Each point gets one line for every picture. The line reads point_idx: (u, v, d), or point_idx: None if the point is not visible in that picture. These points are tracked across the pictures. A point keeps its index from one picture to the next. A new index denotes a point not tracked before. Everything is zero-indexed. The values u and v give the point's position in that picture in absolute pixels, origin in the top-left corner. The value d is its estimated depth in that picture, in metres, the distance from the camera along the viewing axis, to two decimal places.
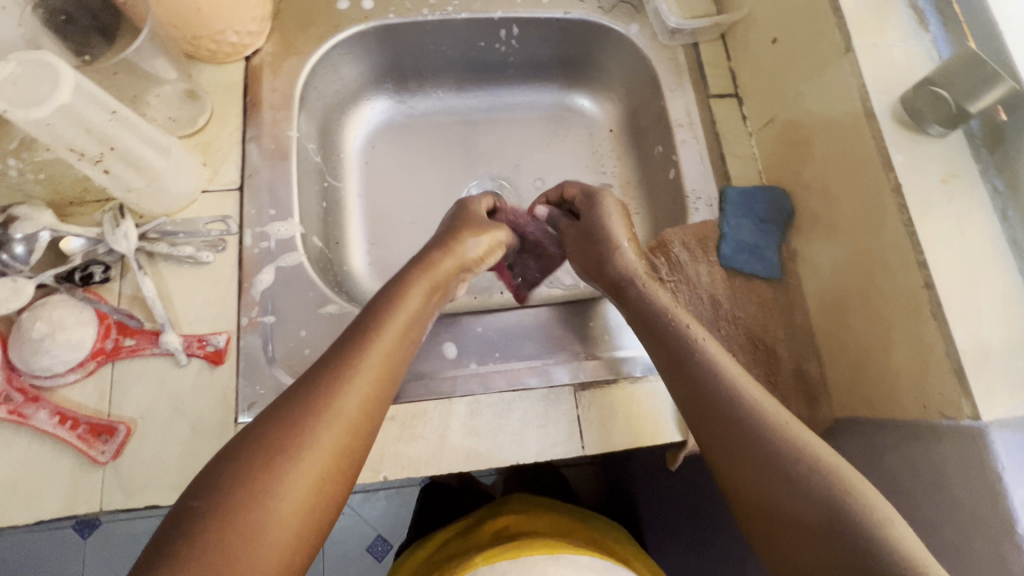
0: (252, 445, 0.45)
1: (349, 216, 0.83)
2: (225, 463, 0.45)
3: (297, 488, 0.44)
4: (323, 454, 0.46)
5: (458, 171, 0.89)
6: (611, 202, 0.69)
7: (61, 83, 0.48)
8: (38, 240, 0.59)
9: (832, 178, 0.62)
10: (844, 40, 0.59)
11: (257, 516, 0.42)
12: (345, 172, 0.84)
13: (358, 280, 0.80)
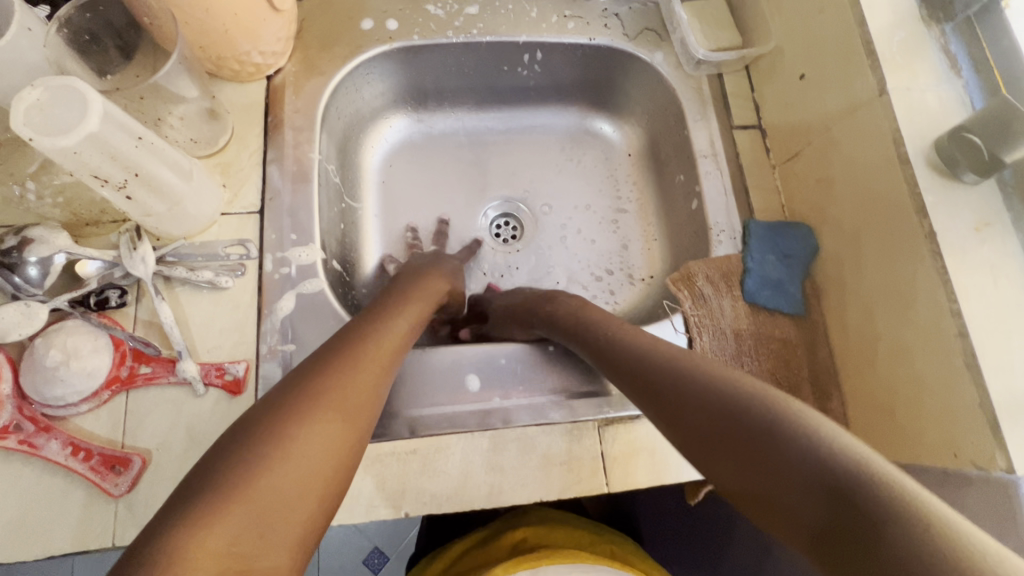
0: (289, 382, 0.44)
1: (366, 237, 0.82)
2: (259, 412, 0.41)
3: (336, 430, 0.42)
4: (354, 394, 0.45)
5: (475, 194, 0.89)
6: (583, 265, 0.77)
7: (89, 112, 0.46)
8: (53, 264, 0.58)
9: (860, 221, 0.62)
10: (876, 82, 0.59)
11: (303, 455, 0.39)
12: (363, 192, 0.83)
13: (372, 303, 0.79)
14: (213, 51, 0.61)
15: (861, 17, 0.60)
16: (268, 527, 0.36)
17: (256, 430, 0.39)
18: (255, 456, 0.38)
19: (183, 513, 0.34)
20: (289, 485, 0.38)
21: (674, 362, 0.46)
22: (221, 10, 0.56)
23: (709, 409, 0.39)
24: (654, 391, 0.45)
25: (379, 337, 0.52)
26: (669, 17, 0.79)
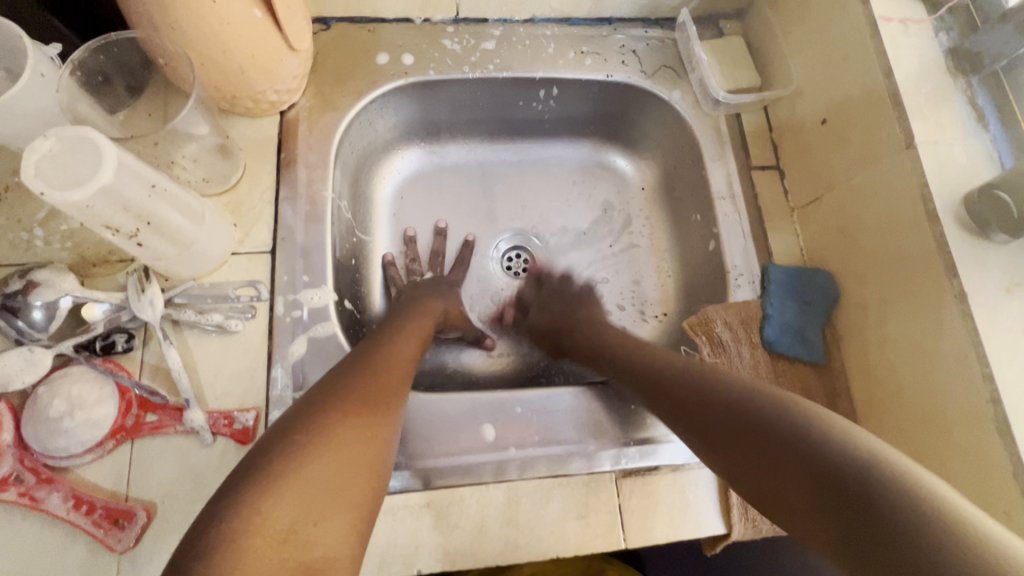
0: (319, 390, 0.48)
1: (377, 271, 0.81)
2: (297, 415, 0.45)
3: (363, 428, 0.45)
4: (376, 397, 0.49)
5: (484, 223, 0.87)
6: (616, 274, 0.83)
7: (104, 163, 0.44)
8: (59, 308, 0.56)
9: (885, 273, 0.61)
10: (904, 134, 0.58)
11: (339, 450, 0.43)
12: (374, 224, 0.82)
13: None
14: (228, 91, 0.60)
15: (888, 68, 0.59)
16: (316, 517, 0.39)
17: (295, 429, 0.43)
18: (298, 448, 0.41)
19: (241, 496, 0.38)
20: (333, 476, 0.41)
21: (706, 377, 0.54)
22: (236, 50, 0.55)
23: (744, 412, 0.47)
24: (689, 402, 0.53)
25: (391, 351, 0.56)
26: (687, 54, 0.79)
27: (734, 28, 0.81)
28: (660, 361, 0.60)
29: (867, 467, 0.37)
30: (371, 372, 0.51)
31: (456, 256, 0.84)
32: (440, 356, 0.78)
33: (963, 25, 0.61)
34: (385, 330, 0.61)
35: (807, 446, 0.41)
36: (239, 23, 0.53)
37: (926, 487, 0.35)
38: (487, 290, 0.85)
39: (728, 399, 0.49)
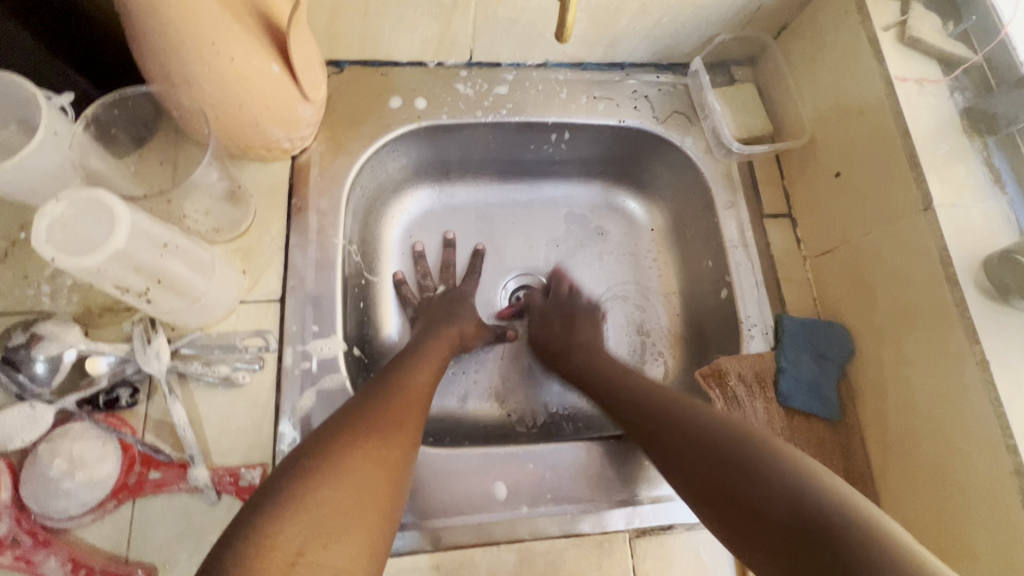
0: (335, 420, 0.51)
1: (385, 311, 0.80)
2: (313, 443, 0.49)
3: (374, 453, 0.49)
4: (386, 424, 0.52)
5: (494, 249, 0.87)
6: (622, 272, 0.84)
7: (117, 227, 0.43)
8: (64, 361, 0.54)
9: (902, 330, 0.60)
10: (922, 195, 0.58)
11: (348, 475, 0.46)
12: (382, 262, 0.81)
13: (388, 351, 0.78)
14: (242, 141, 0.59)
15: (905, 128, 0.59)
16: (326, 537, 0.42)
17: (309, 457, 0.47)
18: (309, 473, 0.45)
19: (260, 521, 0.42)
20: (343, 498, 0.45)
21: (666, 402, 0.58)
22: (252, 103, 0.54)
23: (703, 437, 0.52)
24: (649, 425, 0.57)
25: (405, 380, 0.59)
26: (700, 101, 0.79)
27: (746, 74, 0.81)
28: (615, 382, 0.66)
29: (813, 492, 0.43)
30: (382, 404, 0.54)
31: (466, 266, 0.85)
32: (448, 404, 0.77)
33: (977, 85, 0.61)
34: (396, 363, 0.62)
35: (758, 469, 0.46)
36: (257, 78, 0.52)
37: (867, 514, 0.41)
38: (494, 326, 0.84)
39: (685, 424, 0.54)
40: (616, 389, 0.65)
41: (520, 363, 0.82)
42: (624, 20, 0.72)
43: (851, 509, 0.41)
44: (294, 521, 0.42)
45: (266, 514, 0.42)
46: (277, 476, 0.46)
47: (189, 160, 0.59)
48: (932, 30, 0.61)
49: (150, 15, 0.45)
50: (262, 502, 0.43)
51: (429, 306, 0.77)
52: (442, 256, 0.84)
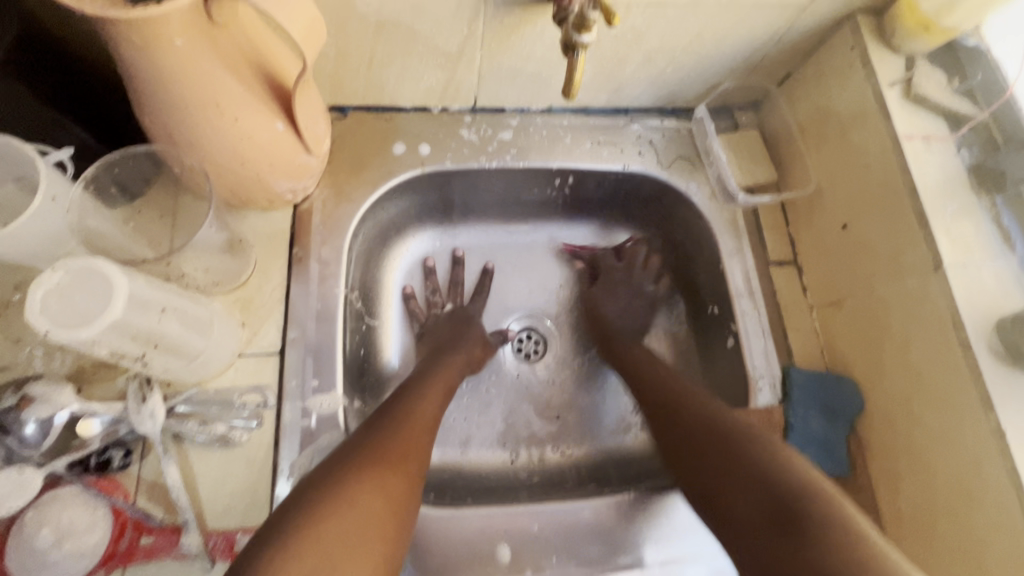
0: (344, 449, 0.54)
1: (385, 354, 0.78)
2: (324, 471, 0.51)
3: (380, 481, 0.51)
4: (393, 452, 0.54)
5: (503, 273, 0.86)
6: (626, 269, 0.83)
7: (114, 298, 0.42)
8: (54, 424, 0.52)
9: (912, 387, 0.59)
10: (931, 255, 0.57)
11: (355, 503, 0.48)
12: (382, 304, 0.80)
13: (387, 378, 0.77)
14: (244, 194, 0.59)
15: (913, 186, 0.59)
16: (335, 565, 0.45)
17: (319, 483, 0.49)
18: (317, 501, 0.47)
19: (270, 550, 0.44)
20: (350, 525, 0.47)
21: (679, 390, 0.66)
22: (256, 161, 0.54)
23: (704, 424, 0.59)
24: (661, 410, 0.65)
25: (413, 408, 0.61)
26: (704, 147, 0.78)
27: (749, 119, 0.81)
28: (641, 372, 0.72)
29: (798, 480, 0.50)
30: (390, 431, 0.56)
31: (474, 285, 0.84)
32: (450, 453, 0.75)
33: (983, 142, 0.62)
34: (401, 398, 0.62)
35: (752, 456, 0.53)
36: (262, 139, 0.52)
37: (869, 537, 0.45)
38: (492, 367, 0.82)
39: (697, 414, 0.61)
40: (643, 378, 0.70)
41: (523, 407, 0.80)
42: (629, 68, 0.71)
43: (823, 493, 0.49)
44: (304, 548, 0.44)
45: (277, 541, 0.44)
46: (288, 503, 0.48)
47: (193, 218, 0.58)
48: (936, 88, 0.62)
49: (155, 89, 0.44)
50: (275, 530, 0.45)
51: (436, 328, 0.77)
52: (451, 273, 0.84)
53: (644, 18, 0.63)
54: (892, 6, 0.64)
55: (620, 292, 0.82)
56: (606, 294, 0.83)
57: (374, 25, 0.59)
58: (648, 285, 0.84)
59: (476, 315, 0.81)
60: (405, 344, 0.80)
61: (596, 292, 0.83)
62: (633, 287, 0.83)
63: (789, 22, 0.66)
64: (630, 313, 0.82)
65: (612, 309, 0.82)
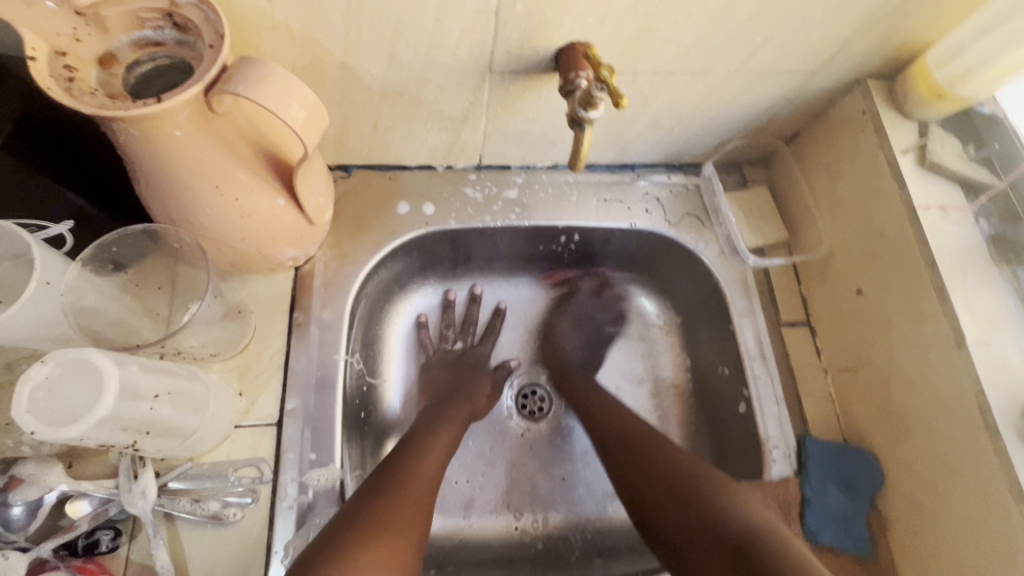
0: (346, 515, 0.52)
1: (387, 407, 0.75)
2: (325, 543, 0.49)
3: (383, 553, 0.49)
4: (395, 518, 0.52)
5: (517, 311, 0.85)
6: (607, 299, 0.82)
7: (103, 393, 0.41)
8: (43, 504, 0.50)
9: (936, 466, 0.57)
10: (952, 332, 0.55)
11: None
12: (387, 356, 0.77)
13: (389, 422, 0.75)
14: (244, 264, 0.58)
15: (931, 258, 0.58)
16: None
17: (320, 557, 0.48)
18: None
19: None
20: None
21: (625, 425, 0.67)
22: (256, 234, 0.53)
23: (653, 463, 0.60)
24: (614, 452, 0.65)
25: (418, 464, 0.59)
26: (712, 205, 0.76)
27: (758, 175, 0.80)
28: (596, 403, 0.72)
29: (749, 522, 0.51)
30: (391, 493, 0.54)
31: (486, 323, 0.83)
32: (451, 521, 0.73)
33: (1002, 212, 0.61)
34: (403, 453, 0.60)
35: (699, 495, 0.54)
36: (262, 213, 0.51)
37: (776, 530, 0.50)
38: (494, 425, 0.79)
39: (646, 453, 0.62)
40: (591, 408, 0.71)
41: (527, 469, 0.77)
42: (636, 129, 0.70)
43: (771, 535, 0.50)
44: None
45: None
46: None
47: (191, 287, 0.58)
48: (950, 155, 0.62)
49: (155, 171, 0.44)
50: None
51: (442, 372, 0.77)
52: (466, 310, 0.82)
53: (652, 84, 0.62)
54: (904, 72, 0.63)
55: (581, 321, 0.83)
56: (568, 329, 0.83)
57: (379, 94, 0.59)
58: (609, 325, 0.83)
59: (484, 357, 0.80)
60: (407, 378, 0.78)
61: (558, 315, 0.84)
62: (589, 314, 0.83)
63: (799, 85, 0.65)
64: (593, 343, 0.83)
65: (568, 342, 0.83)
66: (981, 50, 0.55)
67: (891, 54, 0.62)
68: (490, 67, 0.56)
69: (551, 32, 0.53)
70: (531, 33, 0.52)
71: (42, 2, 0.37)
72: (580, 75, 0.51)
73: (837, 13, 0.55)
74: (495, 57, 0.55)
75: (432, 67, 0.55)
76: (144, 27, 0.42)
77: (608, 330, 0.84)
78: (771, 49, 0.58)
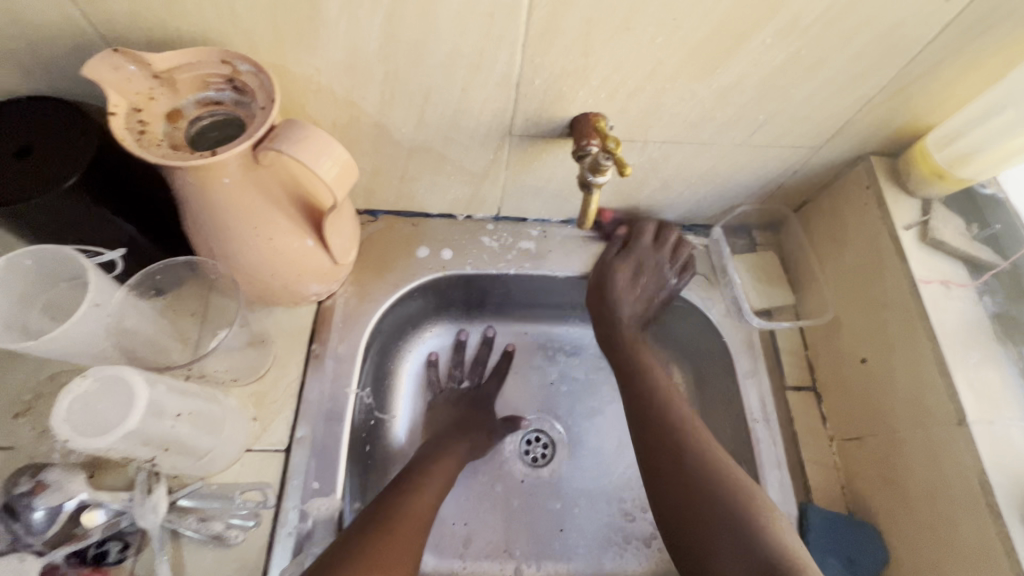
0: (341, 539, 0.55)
1: (391, 441, 0.77)
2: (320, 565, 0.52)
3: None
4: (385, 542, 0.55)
5: (523, 354, 0.86)
6: (677, 245, 0.77)
7: (133, 409, 0.45)
8: (63, 512, 0.53)
9: (940, 544, 0.55)
10: (954, 409, 0.55)
11: None
12: (395, 389, 0.80)
13: (391, 457, 0.76)
14: (271, 296, 0.62)
15: (932, 331, 0.59)
16: None
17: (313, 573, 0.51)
18: None
19: None
20: None
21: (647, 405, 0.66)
22: (286, 270, 0.58)
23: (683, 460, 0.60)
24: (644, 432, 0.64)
25: (414, 494, 0.62)
26: (721, 265, 0.78)
27: (767, 239, 0.81)
28: None
29: (778, 550, 0.52)
30: (380, 526, 0.56)
31: (495, 365, 0.85)
32: (445, 563, 0.72)
33: (1007, 290, 0.62)
34: (398, 492, 0.61)
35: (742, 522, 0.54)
36: (291, 252, 0.56)
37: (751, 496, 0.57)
38: (495, 471, 0.79)
39: (687, 466, 0.59)
40: None
41: (526, 515, 0.77)
42: (647, 190, 0.73)
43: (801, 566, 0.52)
44: None
45: None
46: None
47: (221, 315, 0.63)
48: (952, 233, 0.63)
49: (201, 209, 0.49)
50: None
51: (449, 412, 0.78)
52: (478, 350, 0.84)
53: (661, 152, 0.66)
54: (907, 151, 0.66)
55: (642, 270, 0.76)
56: (627, 285, 0.75)
57: (408, 149, 0.64)
58: (671, 279, 0.76)
59: (490, 398, 0.81)
60: (415, 412, 0.80)
61: (615, 268, 0.76)
62: (655, 265, 0.76)
63: (805, 158, 0.68)
64: (649, 300, 0.77)
65: (627, 311, 0.75)
66: (977, 136, 0.58)
67: (894, 134, 0.65)
68: (510, 130, 0.61)
69: (567, 103, 0.58)
70: (548, 104, 0.58)
71: (126, 66, 0.44)
72: (591, 143, 0.56)
73: (838, 95, 0.58)
74: (515, 122, 0.60)
75: (457, 129, 0.61)
76: (208, 90, 0.48)
77: (660, 281, 0.76)
78: (776, 125, 0.62)
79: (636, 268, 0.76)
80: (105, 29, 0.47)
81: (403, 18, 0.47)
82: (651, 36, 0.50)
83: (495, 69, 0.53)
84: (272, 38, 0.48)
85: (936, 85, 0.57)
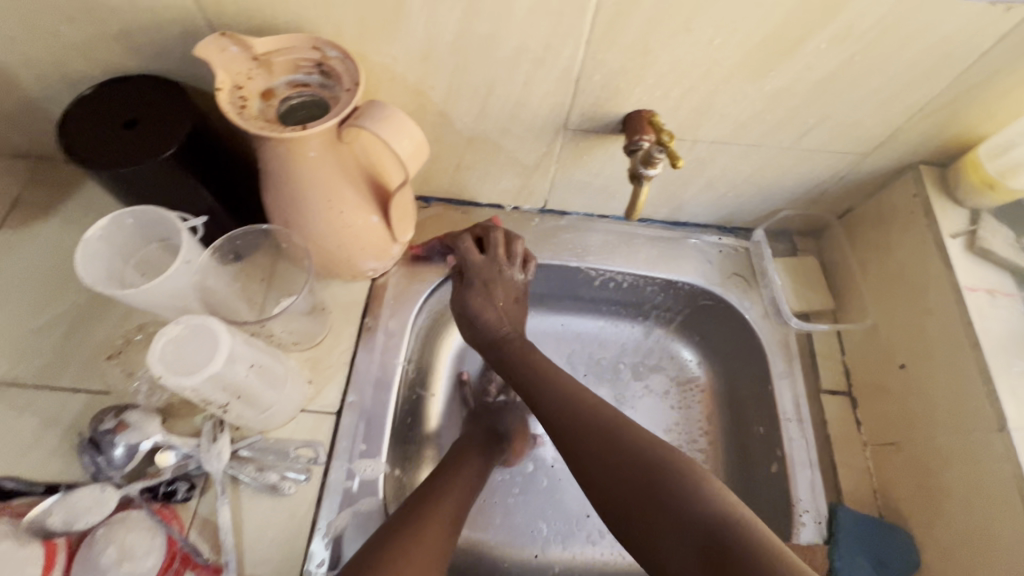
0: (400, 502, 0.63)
1: (428, 420, 0.80)
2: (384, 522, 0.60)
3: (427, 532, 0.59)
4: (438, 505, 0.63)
5: None
6: (499, 237, 0.72)
7: (217, 354, 0.50)
8: (139, 450, 0.59)
9: (978, 549, 0.56)
10: (996, 415, 0.56)
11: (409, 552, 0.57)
12: (435, 373, 0.83)
13: (428, 435, 0.80)
14: (332, 268, 0.67)
15: (975, 337, 0.59)
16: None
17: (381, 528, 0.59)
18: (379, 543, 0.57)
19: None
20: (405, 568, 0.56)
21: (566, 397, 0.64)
22: (349, 244, 0.62)
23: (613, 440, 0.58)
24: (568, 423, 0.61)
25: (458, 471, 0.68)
26: (760, 268, 0.80)
27: (808, 245, 0.82)
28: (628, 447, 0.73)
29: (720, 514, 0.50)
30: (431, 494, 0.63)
31: None
32: (476, 536, 0.75)
33: None
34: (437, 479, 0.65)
35: (673, 495, 0.52)
36: (356, 227, 0.60)
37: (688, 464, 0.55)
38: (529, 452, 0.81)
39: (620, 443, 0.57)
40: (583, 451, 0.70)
41: (554, 498, 0.79)
42: (692, 189, 0.75)
43: (748, 528, 0.49)
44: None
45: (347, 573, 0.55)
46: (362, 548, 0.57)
47: (287, 285, 0.68)
48: (1001, 244, 0.64)
49: (280, 180, 0.54)
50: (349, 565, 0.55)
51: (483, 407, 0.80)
52: None
53: (709, 152, 0.68)
54: (957, 161, 0.66)
55: (493, 285, 0.72)
56: (483, 301, 0.72)
57: (467, 138, 0.68)
58: (518, 277, 0.73)
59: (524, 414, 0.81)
60: (451, 394, 0.83)
61: (472, 287, 0.72)
62: (495, 274, 0.72)
63: (851, 165, 0.69)
64: (517, 300, 0.74)
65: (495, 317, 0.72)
66: None
67: (944, 144, 0.65)
68: (565, 124, 0.65)
69: (623, 99, 0.61)
70: (605, 98, 0.61)
71: (229, 47, 0.49)
72: (643, 138, 0.59)
73: (890, 101, 0.59)
74: (571, 117, 0.64)
75: (516, 121, 0.65)
76: (298, 72, 0.53)
77: (501, 282, 0.72)
78: (826, 130, 0.64)
79: (484, 287, 0.72)
80: (214, 16, 0.53)
81: (480, 13, 0.51)
82: (710, 37, 0.53)
83: (558, 64, 0.57)
84: (359, 28, 0.53)
85: (988, 96, 0.58)
